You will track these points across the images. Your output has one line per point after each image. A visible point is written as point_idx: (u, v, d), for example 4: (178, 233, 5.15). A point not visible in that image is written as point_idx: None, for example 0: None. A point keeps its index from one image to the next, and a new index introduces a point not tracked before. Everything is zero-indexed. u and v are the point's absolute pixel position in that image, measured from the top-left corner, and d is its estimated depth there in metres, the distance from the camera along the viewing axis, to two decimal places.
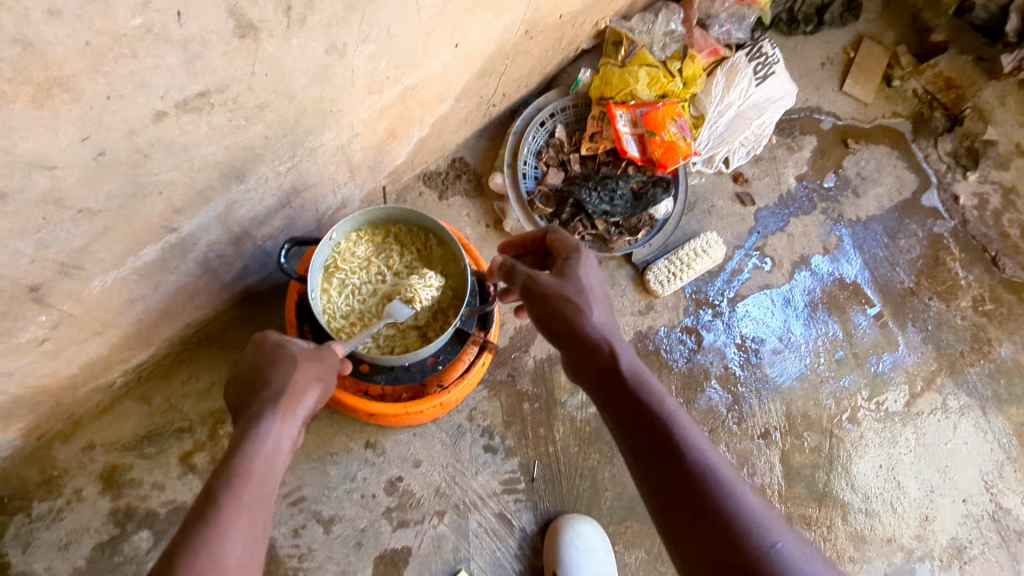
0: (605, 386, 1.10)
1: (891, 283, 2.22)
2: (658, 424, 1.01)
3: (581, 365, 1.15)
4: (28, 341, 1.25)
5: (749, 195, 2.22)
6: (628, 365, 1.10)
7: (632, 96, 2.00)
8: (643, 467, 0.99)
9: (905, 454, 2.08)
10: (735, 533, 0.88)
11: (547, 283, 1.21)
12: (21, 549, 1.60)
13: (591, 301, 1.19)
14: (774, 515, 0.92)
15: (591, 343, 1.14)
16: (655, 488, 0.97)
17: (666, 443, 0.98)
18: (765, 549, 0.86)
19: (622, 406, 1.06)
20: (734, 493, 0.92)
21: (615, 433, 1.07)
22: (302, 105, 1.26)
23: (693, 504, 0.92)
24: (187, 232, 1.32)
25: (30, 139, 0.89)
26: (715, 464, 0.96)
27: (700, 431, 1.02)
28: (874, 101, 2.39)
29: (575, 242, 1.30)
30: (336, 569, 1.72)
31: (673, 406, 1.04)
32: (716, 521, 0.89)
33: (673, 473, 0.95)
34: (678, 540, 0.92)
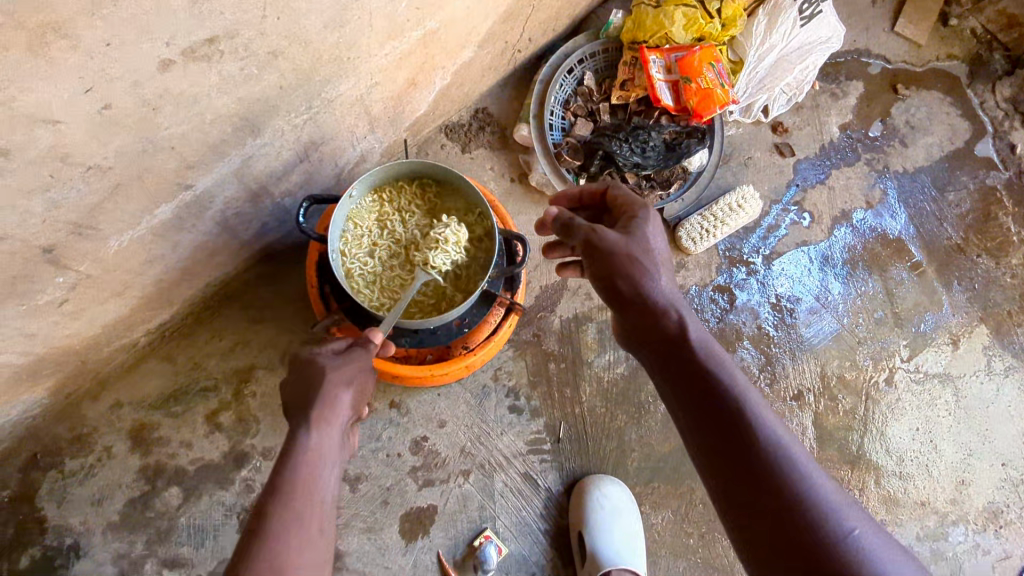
0: (668, 358, 1.03)
1: (937, 239, 2.11)
2: (729, 402, 0.95)
3: (640, 332, 1.08)
4: (47, 303, 1.22)
5: (788, 146, 2.10)
6: (697, 338, 1.03)
7: (666, 39, 1.87)
8: (708, 444, 0.95)
9: (943, 417, 2.01)
10: (812, 521, 0.84)
11: (613, 239, 1.09)
12: (56, 503, 1.62)
13: (659, 266, 1.09)
14: (847, 499, 0.89)
15: (657, 308, 1.05)
16: (723, 468, 0.92)
17: (740, 420, 0.93)
18: (843, 538, 0.83)
19: (689, 379, 1.00)
20: (812, 481, 0.88)
21: (675, 405, 1.02)
22: (318, 51, 1.18)
23: (766, 488, 0.87)
24: (203, 189, 1.26)
25: (29, 90, 0.83)
26: (789, 446, 0.91)
27: (770, 410, 0.97)
28: (928, 43, 2.22)
29: (642, 199, 1.18)
30: (362, 527, 1.72)
31: (743, 382, 0.98)
32: (792, 512, 0.85)
33: (749, 454, 0.90)
34: (745, 523, 0.88)
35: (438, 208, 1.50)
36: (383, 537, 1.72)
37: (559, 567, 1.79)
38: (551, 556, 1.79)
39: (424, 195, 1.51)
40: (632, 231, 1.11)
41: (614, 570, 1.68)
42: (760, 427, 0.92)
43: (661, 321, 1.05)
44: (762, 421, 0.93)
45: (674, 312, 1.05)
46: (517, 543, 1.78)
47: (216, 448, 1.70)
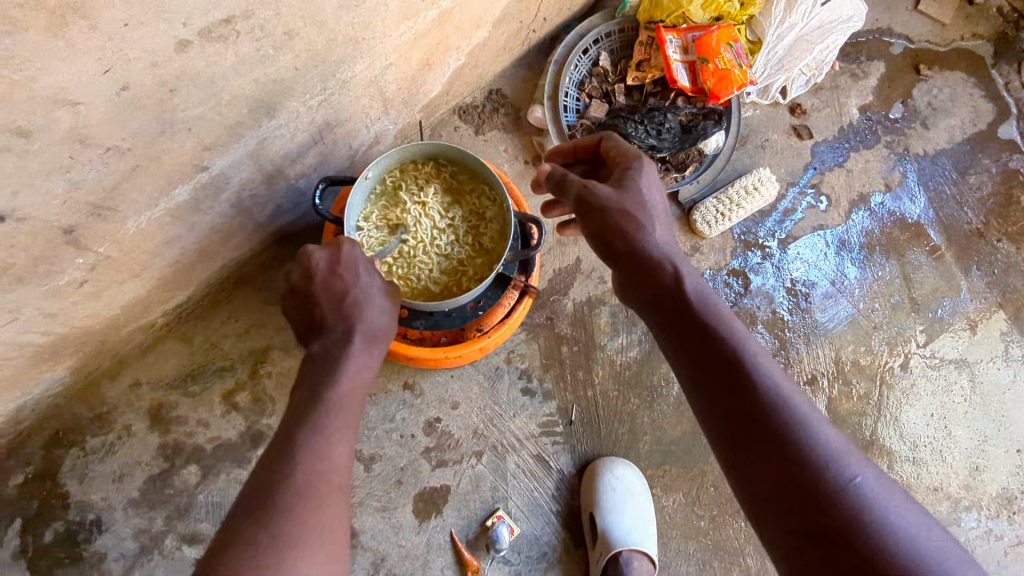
0: (666, 310, 1.04)
1: (957, 223, 2.08)
2: (726, 350, 0.95)
3: (638, 287, 1.09)
4: (67, 284, 1.23)
5: (806, 128, 2.06)
6: (692, 289, 1.03)
7: (683, 19, 1.84)
8: (705, 394, 0.95)
9: (958, 403, 1.99)
10: (810, 465, 0.83)
11: (605, 194, 1.11)
12: (78, 480, 1.66)
13: (653, 219, 1.10)
14: (849, 446, 0.87)
15: (653, 262, 1.07)
16: (720, 417, 0.92)
17: (733, 367, 0.93)
18: (843, 484, 0.81)
19: (686, 330, 1.00)
20: (808, 424, 0.87)
21: (673, 358, 1.02)
22: (333, 32, 1.18)
23: (763, 435, 0.87)
24: (219, 170, 1.27)
25: (49, 71, 0.83)
26: (785, 391, 0.91)
27: (769, 358, 0.96)
28: (952, 22, 2.17)
29: (635, 149, 1.18)
30: (377, 506, 1.74)
31: (740, 331, 0.98)
32: (789, 455, 0.84)
33: (743, 401, 0.90)
34: (742, 470, 0.88)
35: (455, 190, 1.51)
36: (397, 516, 1.74)
37: (571, 548, 1.81)
38: (563, 537, 1.81)
39: (441, 178, 1.51)
40: (625, 184, 1.13)
41: (624, 550, 1.68)
42: (756, 374, 0.92)
43: (656, 274, 1.06)
44: (758, 368, 0.93)
45: (669, 264, 1.06)
46: (529, 524, 1.79)
47: (233, 427, 1.73)
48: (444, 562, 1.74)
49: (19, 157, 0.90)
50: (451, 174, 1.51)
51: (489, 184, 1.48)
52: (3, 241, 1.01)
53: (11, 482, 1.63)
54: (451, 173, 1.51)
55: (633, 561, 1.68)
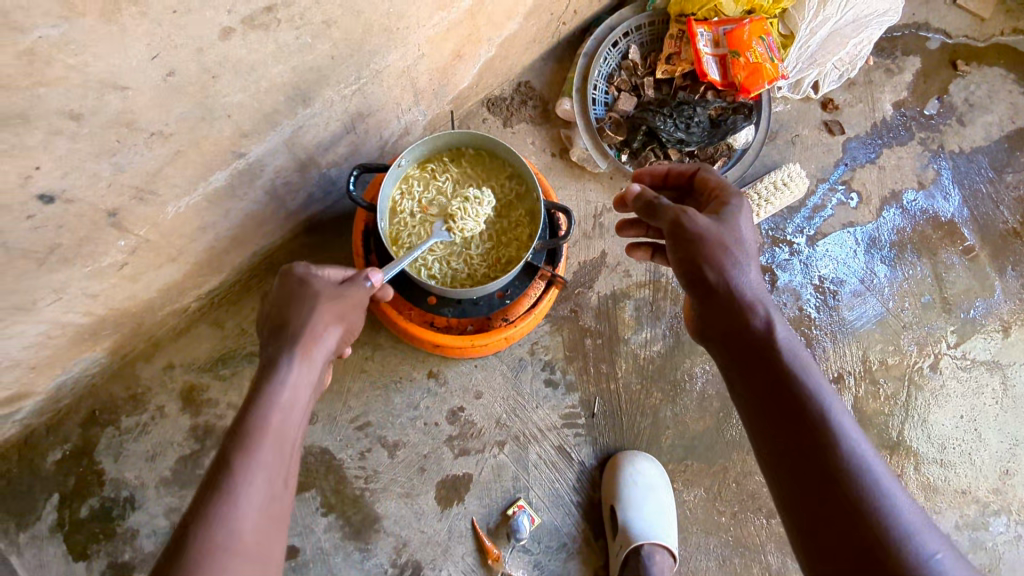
0: (747, 354, 1.03)
1: (992, 222, 2.04)
2: (812, 406, 0.93)
3: (716, 325, 1.08)
4: (109, 265, 1.27)
5: (838, 124, 2.04)
6: (782, 339, 1.01)
7: (715, 11, 1.83)
8: (781, 448, 0.93)
9: (989, 406, 1.96)
10: (891, 539, 0.81)
11: (704, 225, 1.09)
12: (113, 458, 1.71)
13: (748, 256, 1.08)
14: (929, 522, 0.85)
15: (740, 302, 1.05)
16: (796, 474, 0.90)
17: (819, 426, 0.91)
18: (922, 560, 0.79)
19: (768, 376, 0.98)
20: (893, 498, 0.85)
21: (749, 407, 1.00)
22: (369, 22, 1.20)
23: (842, 497, 0.85)
24: (255, 157, 1.30)
25: (102, 57, 0.86)
26: (869, 457, 0.89)
27: (854, 422, 0.94)
28: (991, 17, 2.13)
29: (738, 187, 1.18)
30: (400, 492, 1.76)
31: (825, 387, 0.96)
32: (870, 525, 0.82)
33: (825, 461, 0.88)
34: (812, 529, 0.86)
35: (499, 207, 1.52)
36: (420, 502, 1.76)
37: (591, 540, 1.81)
38: (583, 528, 1.82)
39: (487, 189, 1.52)
40: (724, 219, 1.11)
41: (645, 544, 1.69)
42: (843, 437, 0.90)
43: (744, 315, 1.04)
44: (843, 429, 0.91)
45: (759, 308, 1.05)
46: (549, 514, 1.81)
47: None
48: (465, 550, 1.75)
49: (71, 140, 0.93)
50: (498, 186, 1.52)
51: (525, 182, 1.50)
52: (52, 221, 1.04)
53: (49, 458, 1.68)
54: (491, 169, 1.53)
55: (654, 555, 1.69)
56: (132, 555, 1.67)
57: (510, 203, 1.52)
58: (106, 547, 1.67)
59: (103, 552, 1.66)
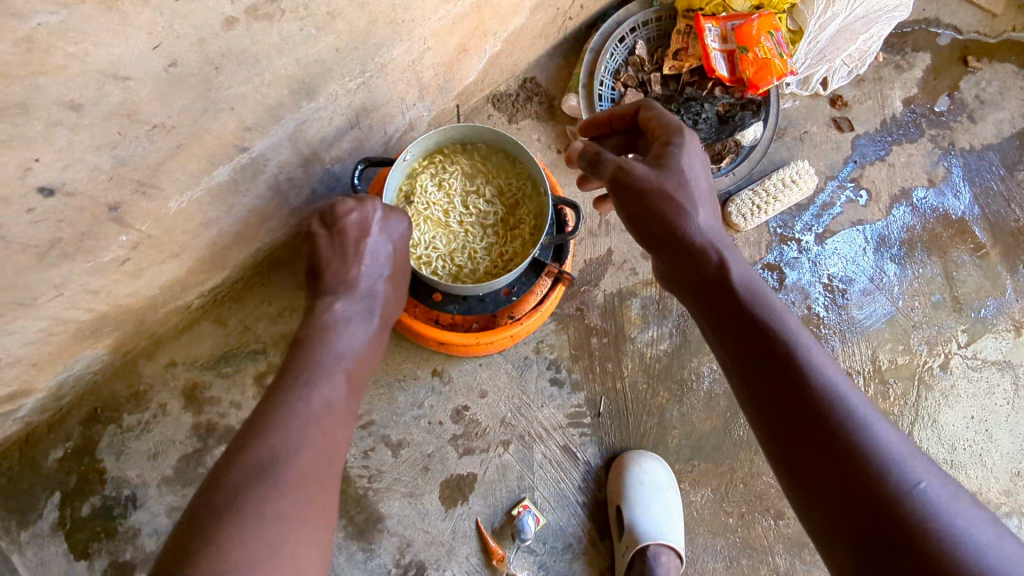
0: (714, 302, 1.04)
1: (1003, 220, 2.01)
2: (776, 342, 0.93)
3: (686, 279, 1.10)
4: (111, 261, 1.26)
5: (847, 121, 2.02)
6: (740, 278, 1.03)
7: (723, 7, 1.81)
8: (754, 391, 0.93)
9: (1000, 406, 1.93)
10: (865, 465, 0.78)
11: (643, 174, 1.12)
12: (114, 456, 1.69)
13: (695, 199, 1.11)
14: (915, 450, 0.81)
15: (694, 249, 1.08)
16: (770, 415, 0.90)
17: (783, 360, 0.90)
18: (903, 489, 0.76)
19: (733, 319, 0.99)
20: (866, 423, 0.82)
21: (725, 355, 1.01)
22: (374, 14, 1.18)
23: (814, 432, 0.83)
24: (258, 152, 1.28)
25: (103, 45, 0.84)
26: (839, 385, 0.87)
27: (827, 354, 0.92)
28: (1003, 13, 2.11)
29: (678, 122, 1.19)
30: (404, 491, 1.75)
31: (793, 323, 0.96)
32: (843, 451, 0.80)
33: (791, 393, 0.88)
34: (789, 466, 0.86)
35: (509, 207, 1.51)
36: (424, 502, 1.75)
37: (596, 540, 1.79)
38: (588, 529, 1.80)
39: (495, 187, 1.51)
40: (666, 162, 1.13)
41: (651, 545, 1.67)
42: (809, 369, 0.88)
43: (703, 263, 1.06)
44: (809, 359, 0.90)
45: (716, 252, 1.06)
46: (555, 515, 1.79)
47: None
48: (469, 550, 1.74)
49: (71, 131, 0.91)
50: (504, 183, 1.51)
51: (531, 179, 1.49)
52: (52, 215, 1.03)
53: (50, 456, 1.67)
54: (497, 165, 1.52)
55: (660, 556, 1.67)
56: (134, 554, 1.66)
57: (515, 200, 1.51)
58: (108, 546, 1.65)
59: (105, 550, 1.65)
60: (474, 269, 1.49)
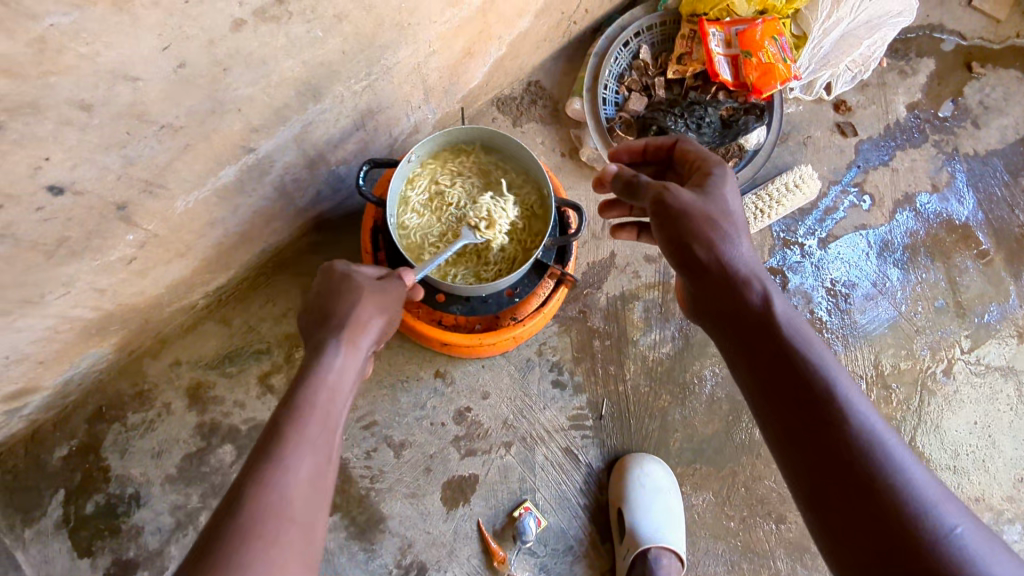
0: (745, 331, 1.01)
1: (1007, 226, 2.01)
2: (814, 378, 0.91)
3: (713, 303, 1.07)
4: (118, 259, 1.27)
5: (851, 125, 2.02)
6: (778, 311, 1.00)
7: (727, 12, 1.82)
8: (784, 425, 0.91)
9: (1003, 412, 1.93)
10: (906, 512, 0.77)
11: (686, 198, 1.09)
12: (119, 455, 1.70)
13: (737, 229, 1.09)
14: (948, 495, 0.81)
15: (731, 277, 1.05)
16: (801, 451, 0.88)
17: (823, 398, 0.88)
18: (942, 537, 0.75)
19: (768, 350, 0.97)
20: (906, 469, 0.81)
21: (749, 383, 0.98)
22: (380, 17, 1.19)
23: (852, 473, 0.82)
24: (264, 152, 1.29)
25: (113, 47, 0.86)
26: (876, 426, 0.86)
27: (861, 394, 0.91)
28: (1007, 19, 2.11)
29: (718, 157, 1.18)
30: (406, 492, 1.75)
31: (829, 358, 0.94)
32: (883, 496, 0.79)
33: (830, 432, 0.86)
34: (822, 506, 0.84)
35: (485, 171, 1.52)
36: (425, 503, 1.75)
37: (597, 543, 1.80)
38: (589, 531, 1.80)
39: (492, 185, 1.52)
40: (709, 191, 1.11)
41: (652, 548, 1.67)
42: (847, 408, 0.87)
43: (739, 290, 1.03)
44: (848, 399, 0.88)
45: (753, 282, 1.04)
46: (556, 517, 1.79)
47: (267, 409, 1.76)
48: (470, 551, 1.74)
49: (81, 131, 0.93)
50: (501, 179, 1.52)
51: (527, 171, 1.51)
52: (61, 213, 1.04)
53: (56, 454, 1.68)
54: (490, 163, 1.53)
55: (660, 558, 1.67)
56: (137, 552, 1.67)
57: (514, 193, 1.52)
58: (111, 544, 1.66)
59: (108, 548, 1.66)
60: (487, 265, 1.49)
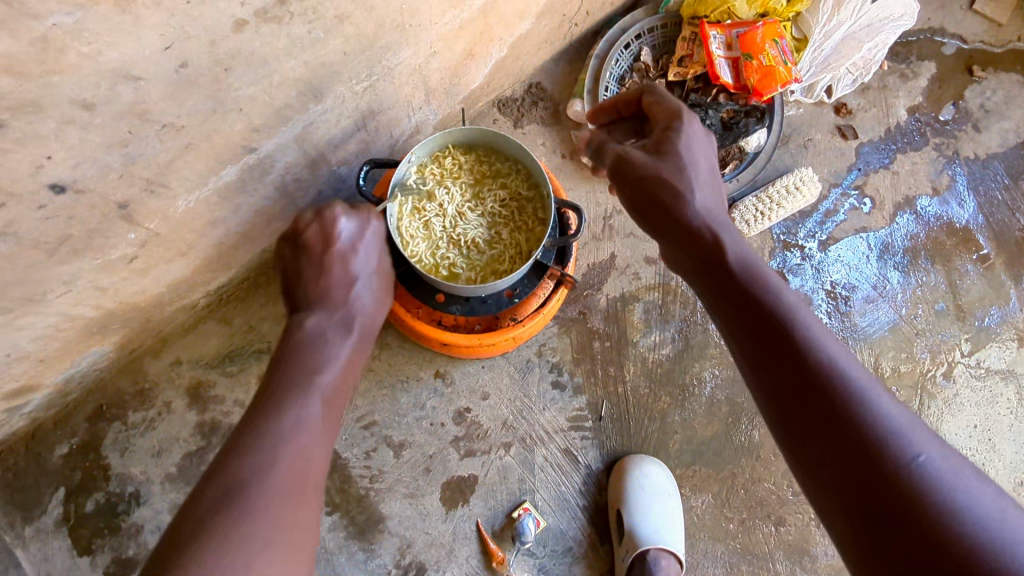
0: (715, 280, 1.02)
1: (1008, 229, 2.01)
2: (777, 318, 0.91)
3: (687, 258, 1.08)
4: (119, 258, 1.27)
5: (851, 128, 2.02)
6: (739, 258, 1.01)
7: (728, 14, 1.82)
8: (755, 366, 0.91)
9: (1003, 416, 1.93)
10: (868, 441, 0.77)
11: (643, 163, 1.13)
12: (119, 453, 1.71)
13: (697, 181, 1.10)
14: (916, 423, 0.79)
15: (695, 230, 1.06)
16: (771, 390, 0.88)
17: (783, 338, 0.89)
18: (904, 463, 0.74)
19: (733, 298, 0.98)
20: (868, 398, 0.81)
21: (724, 331, 0.99)
22: (381, 18, 1.20)
23: (816, 406, 0.82)
24: (266, 153, 1.30)
25: (116, 46, 0.86)
26: (839, 359, 0.85)
27: (829, 332, 0.90)
28: (1008, 22, 2.11)
29: (683, 107, 1.17)
30: (405, 492, 1.75)
31: (791, 301, 0.94)
32: (846, 429, 0.78)
33: (791, 371, 0.86)
34: (794, 445, 0.84)
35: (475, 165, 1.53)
36: (425, 503, 1.75)
37: (596, 544, 1.80)
38: (588, 532, 1.80)
39: (485, 180, 1.53)
40: (669, 148, 1.12)
41: (651, 549, 1.67)
42: (811, 345, 0.87)
43: (705, 242, 1.04)
44: (809, 336, 0.88)
45: (715, 232, 1.05)
46: (555, 518, 1.79)
47: None
48: (469, 552, 1.74)
49: (83, 130, 0.93)
50: (493, 173, 1.53)
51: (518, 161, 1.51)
52: (62, 212, 1.05)
53: (56, 452, 1.68)
54: (479, 158, 1.53)
55: (660, 560, 1.67)
56: (136, 550, 1.67)
57: (507, 186, 1.52)
58: (110, 542, 1.66)
59: (108, 547, 1.66)
60: (492, 260, 1.51)
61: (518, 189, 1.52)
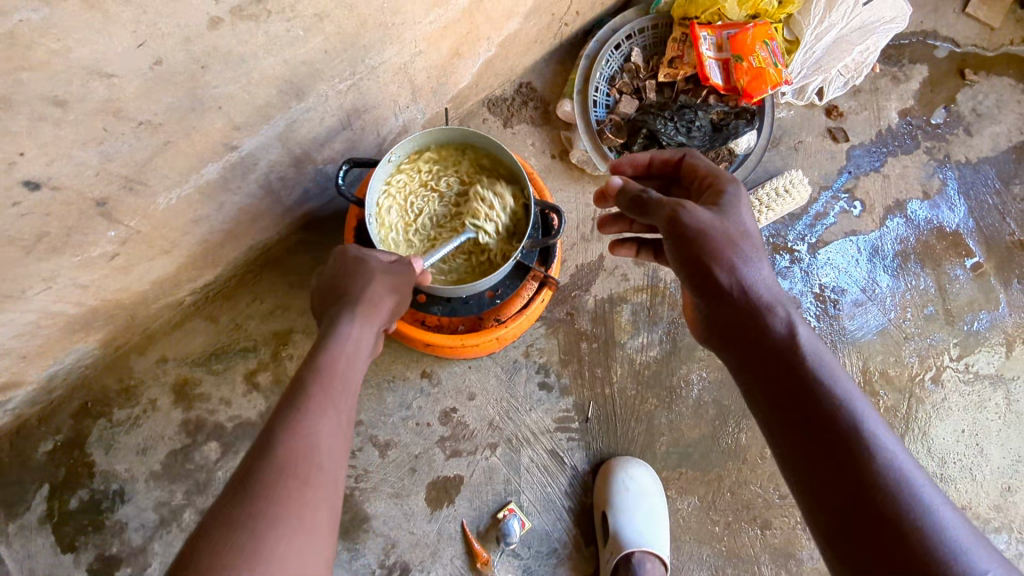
0: (764, 360, 0.99)
1: (998, 234, 2.01)
2: (839, 411, 0.89)
3: (733, 330, 1.04)
4: (99, 256, 1.27)
5: (842, 131, 2.02)
6: (802, 338, 0.98)
7: (718, 16, 1.82)
8: (807, 463, 0.88)
9: (991, 421, 1.92)
10: (939, 558, 0.76)
11: (705, 217, 1.06)
12: (104, 451, 1.70)
13: (754, 250, 1.06)
14: (978, 537, 0.80)
15: (750, 303, 1.02)
16: (825, 488, 0.85)
17: (849, 439, 0.86)
18: None
19: (789, 383, 0.94)
20: (931, 509, 0.81)
21: (771, 418, 0.95)
22: (363, 16, 1.19)
23: (880, 513, 0.80)
24: (248, 150, 1.29)
25: (85, 43, 0.86)
26: (905, 465, 0.84)
27: (887, 429, 0.89)
28: (1002, 26, 2.10)
29: (729, 172, 1.16)
30: (390, 492, 1.75)
31: (852, 391, 0.92)
32: (918, 544, 0.77)
33: (856, 476, 0.84)
34: (853, 552, 0.81)
35: (426, 169, 1.51)
36: (410, 503, 1.75)
37: (581, 545, 1.79)
38: (573, 534, 1.79)
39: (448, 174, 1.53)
40: (724, 210, 1.08)
41: (636, 552, 1.67)
42: (873, 444, 0.86)
43: (762, 316, 1.01)
44: (874, 436, 0.87)
45: (777, 308, 1.01)
46: (541, 518, 1.78)
47: (253, 407, 1.76)
48: (454, 552, 1.74)
49: (55, 126, 0.93)
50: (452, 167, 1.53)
51: (465, 144, 1.52)
52: (38, 209, 1.04)
53: (40, 449, 1.68)
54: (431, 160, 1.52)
55: (645, 562, 1.67)
56: (121, 548, 1.66)
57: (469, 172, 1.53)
58: (94, 539, 1.66)
59: (91, 544, 1.65)
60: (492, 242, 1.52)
61: (478, 166, 1.53)
